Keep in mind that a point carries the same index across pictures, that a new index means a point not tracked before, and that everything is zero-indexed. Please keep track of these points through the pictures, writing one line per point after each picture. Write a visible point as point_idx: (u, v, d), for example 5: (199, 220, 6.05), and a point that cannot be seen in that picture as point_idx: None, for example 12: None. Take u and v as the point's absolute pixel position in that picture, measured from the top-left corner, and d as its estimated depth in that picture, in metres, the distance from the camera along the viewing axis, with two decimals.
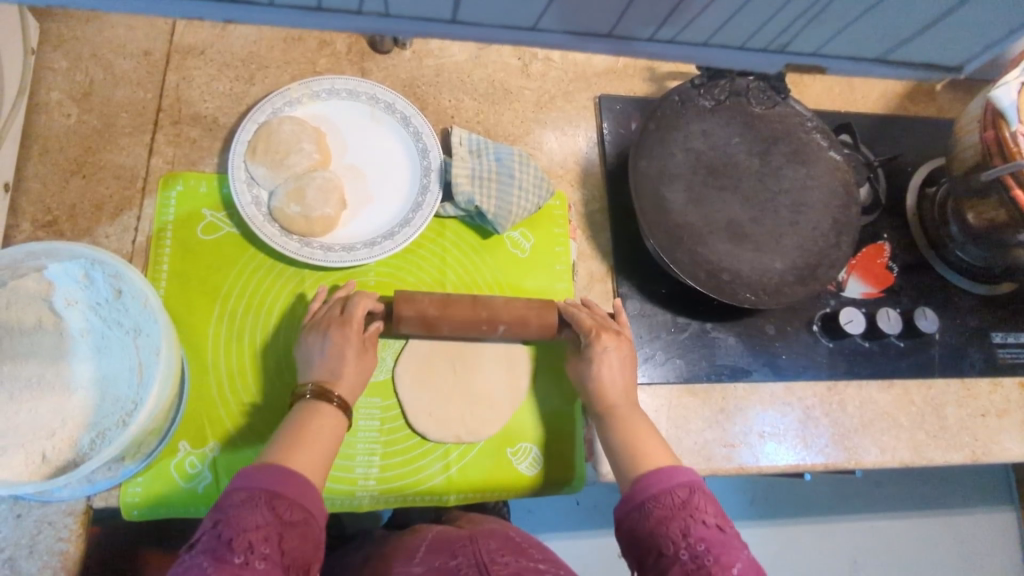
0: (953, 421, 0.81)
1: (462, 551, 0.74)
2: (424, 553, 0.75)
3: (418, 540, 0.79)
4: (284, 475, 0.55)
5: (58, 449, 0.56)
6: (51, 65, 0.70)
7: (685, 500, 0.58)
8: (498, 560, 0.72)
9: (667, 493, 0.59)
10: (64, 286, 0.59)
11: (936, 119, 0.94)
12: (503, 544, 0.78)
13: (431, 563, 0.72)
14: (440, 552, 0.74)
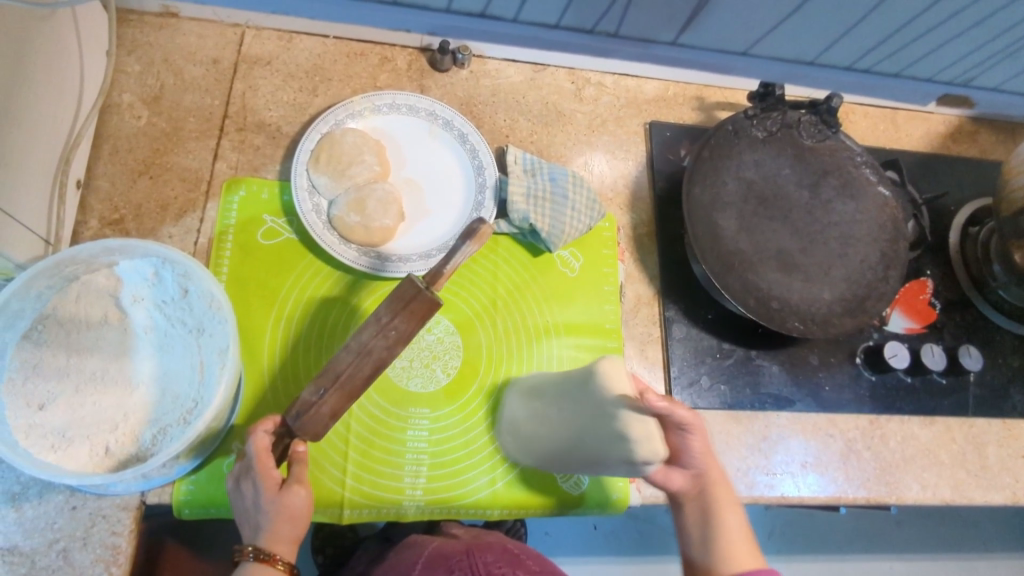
0: (994, 461, 0.80)
1: (459, 566, 0.72)
2: (421, 568, 0.73)
3: (417, 555, 0.76)
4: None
5: (121, 442, 0.57)
6: (124, 68, 0.73)
7: None
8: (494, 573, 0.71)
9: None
10: (132, 283, 0.60)
11: (977, 159, 0.96)
12: (500, 556, 0.76)
13: None
14: (437, 571, 0.72)
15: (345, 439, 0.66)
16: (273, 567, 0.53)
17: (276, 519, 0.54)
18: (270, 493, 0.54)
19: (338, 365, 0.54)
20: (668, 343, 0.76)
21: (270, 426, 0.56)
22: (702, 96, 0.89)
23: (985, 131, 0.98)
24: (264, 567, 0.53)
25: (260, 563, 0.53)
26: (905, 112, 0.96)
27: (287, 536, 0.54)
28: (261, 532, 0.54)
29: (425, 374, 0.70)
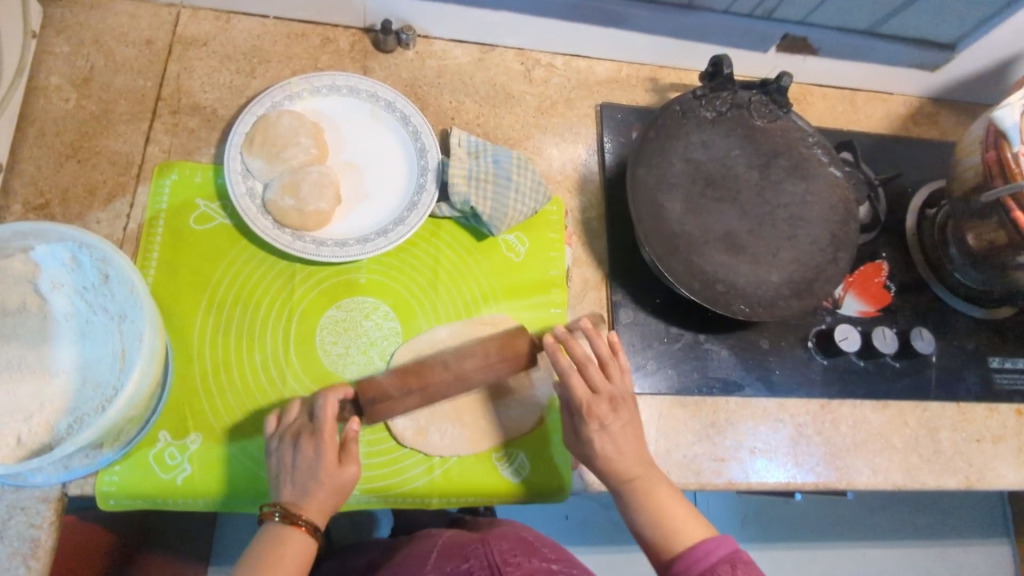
0: (947, 445, 0.80)
1: (474, 555, 0.68)
2: (436, 557, 0.70)
3: None
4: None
5: (34, 431, 0.55)
6: (52, 50, 0.71)
7: None
8: (511, 561, 0.67)
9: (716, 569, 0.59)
10: (50, 268, 0.59)
11: (938, 141, 0.94)
12: (515, 544, 0.71)
13: (444, 568, 0.67)
14: (453, 558, 0.68)
15: None
16: (297, 527, 0.57)
17: (322, 486, 0.58)
18: (330, 466, 0.59)
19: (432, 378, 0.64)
20: (614, 328, 0.75)
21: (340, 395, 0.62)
22: (656, 78, 0.88)
23: (946, 113, 0.97)
24: (294, 528, 0.57)
25: (290, 525, 0.57)
26: (865, 94, 0.95)
27: (321, 502, 0.59)
28: (300, 495, 0.58)
29: (362, 360, 0.69)
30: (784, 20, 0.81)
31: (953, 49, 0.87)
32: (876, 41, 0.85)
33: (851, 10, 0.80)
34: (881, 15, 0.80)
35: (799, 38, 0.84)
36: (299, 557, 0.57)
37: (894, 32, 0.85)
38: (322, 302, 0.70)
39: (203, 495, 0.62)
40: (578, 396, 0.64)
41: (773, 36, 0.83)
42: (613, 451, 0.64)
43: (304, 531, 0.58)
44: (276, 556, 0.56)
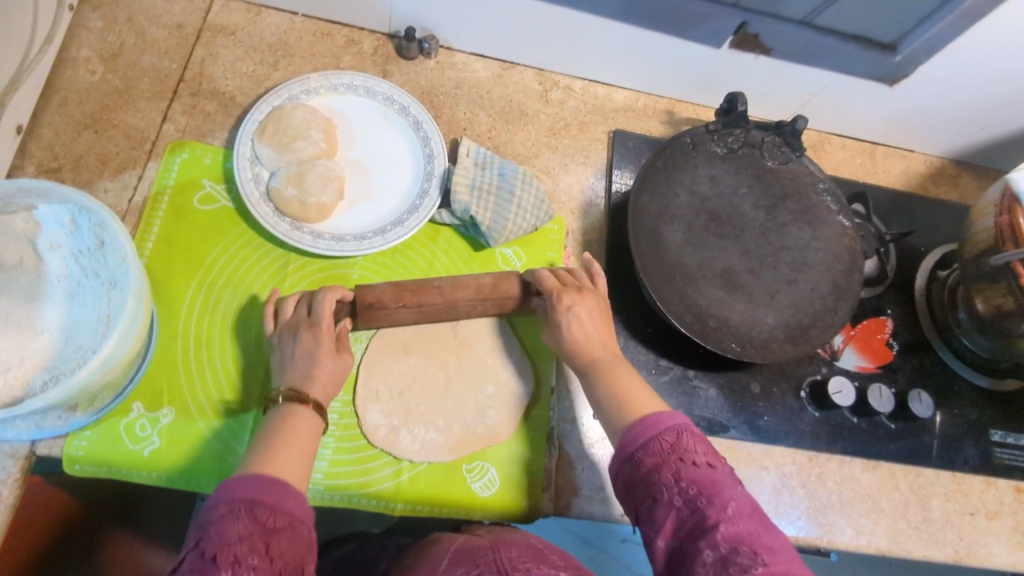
0: (939, 514, 0.76)
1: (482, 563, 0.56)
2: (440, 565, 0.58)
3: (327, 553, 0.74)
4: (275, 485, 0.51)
5: (10, 385, 0.56)
6: (86, 24, 0.73)
7: (674, 444, 0.55)
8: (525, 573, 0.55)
9: (657, 439, 0.56)
10: (50, 229, 0.60)
11: (956, 203, 0.93)
12: (525, 551, 0.60)
13: None
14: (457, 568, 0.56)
15: (251, 412, 0.65)
16: (306, 407, 0.59)
17: (323, 374, 0.60)
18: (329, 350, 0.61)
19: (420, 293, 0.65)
20: None
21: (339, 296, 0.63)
22: (673, 111, 0.88)
23: (967, 176, 0.95)
24: (301, 407, 0.58)
25: (296, 404, 0.59)
26: (884, 149, 0.94)
27: (321, 383, 0.60)
28: (303, 377, 0.60)
29: None
30: (716, 3, 0.71)
31: (896, 50, 0.76)
32: (812, 35, 0.74)
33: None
34: (815, 4, 0.70)
35: (749, 34, 0.75)
36: (309, 435, 0.58)
37: (835, 24, 0.73)
38: None
39: (168, 471, 0.62)
40: (546, 285, 0.66)
41: (725, 29, 0.74)
42: (581, 336, 0.64)
43: (311, 409, 0.59)
44: (287, 429, 0.57)
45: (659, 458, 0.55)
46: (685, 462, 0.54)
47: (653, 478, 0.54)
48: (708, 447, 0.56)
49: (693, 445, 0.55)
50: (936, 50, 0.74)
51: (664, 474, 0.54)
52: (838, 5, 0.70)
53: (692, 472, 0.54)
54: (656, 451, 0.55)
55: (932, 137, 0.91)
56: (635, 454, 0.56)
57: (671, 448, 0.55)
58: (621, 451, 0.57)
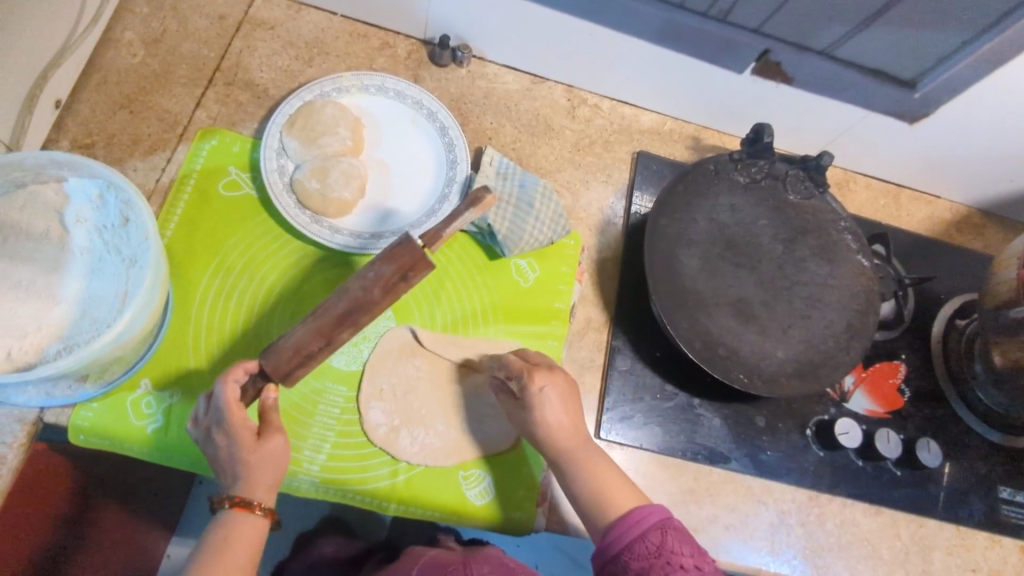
0: (939, 567, 0.75)
1: None
2: None
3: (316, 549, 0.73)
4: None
5: (25, 350, 0.57)
6: (132, 8, 0.75)
7: (659, 547, 0.57)
8: None
9: (642, 541, 0.57)
10: (78, 203, 0.61)
11: (980, 253, 0.91)
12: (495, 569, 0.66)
13: None
14: None
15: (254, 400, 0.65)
16: (254, 513, 0.57)
17: (260, 465, 0.57)
18: (248, 444, 0.57)
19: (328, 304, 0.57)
20: (609, 373, 0.74)
21: (239, 375, 0.58)
22: (699, 137, 0.88)
23: (993, 227, 0.94)
24: (245, 512, 0.57)
25: (237, 510, 0.57)
26: (910, 192, 0.93)
27: (264, 484, 0.58)
28: (239, 481, 0.57)
29: (350, 352, 0.69)
30: (742, 27, 0.72)
31: (915, 88, 0.76)
32: (830, 65, 0.75)
33: (809, 22, 0.70)
34: (837, 34, 0.71)
35: (772, 61, 0.75)
36: (252, 536, 0.57)
37: (854, 56, 0.74)
38: (325, 287, 0.70)
39: (168, 450, 0.62)
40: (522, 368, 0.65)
41: (738, 55, 0.75)
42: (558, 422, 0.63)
43: (257, 513, 0.57)
44: (226, 536, 0.56)
45: (645, 562, 0.56)
46: (673, 566, 0.55)
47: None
48: (693, 546, 0.57)
49: (678, 546, 0.57)
50: (956, 91, 0.75)
51: None
52: (857, 36, 0.71)
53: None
54: (641, 554, 0.57)
55: (959, 183, 0.90)
56: (620, 554, 0.58)
57: (657, 551, 0.57)
58: (605, 551, 0.58)
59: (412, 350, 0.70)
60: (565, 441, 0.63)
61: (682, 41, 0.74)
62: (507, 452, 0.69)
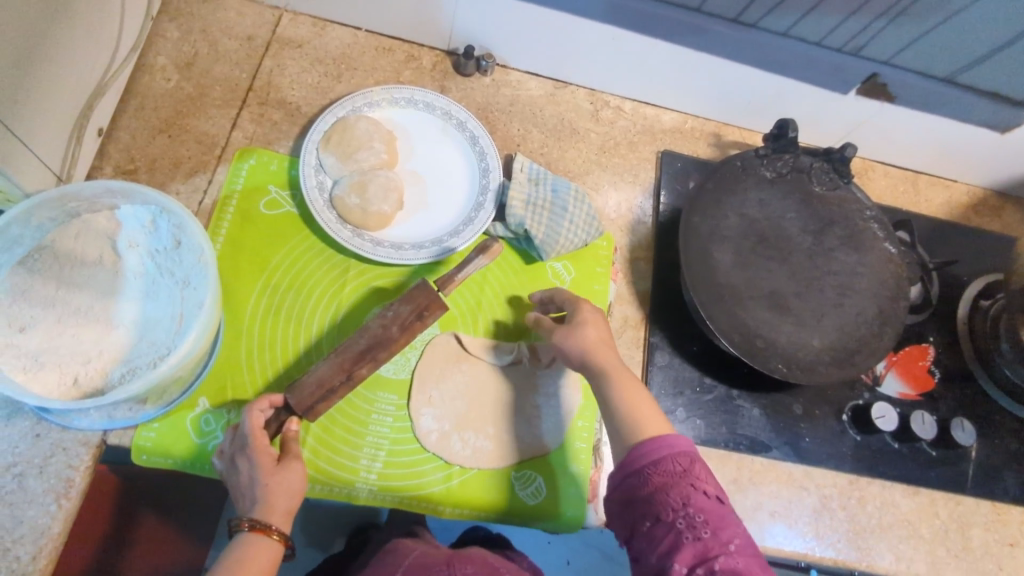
0: (978, 543, 0.77)
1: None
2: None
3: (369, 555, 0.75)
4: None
5: (90, 376, 0.58)
6: (163, 33, 0.77)
7: (686, 470, 0.57)
8: None
9: (670, 460, 0.57)
10: (130, 228, 0.63)
11: (998, 234, 0.93)
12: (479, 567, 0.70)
13: None
14: None
15: None
16: (271, 538, 0.56)
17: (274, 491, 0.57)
18: (268, 467, 0.58)
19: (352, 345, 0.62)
20: (649, 369, 0.75)
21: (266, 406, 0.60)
22: (720, 134, 0.90)
23: (1010, 208, 0.96)
24: (262, 537, 0.56)
25: (255, 534, 0.56)
26: (928, 177, 0.95)
27: (280, 508, 0.57)
28: (256, 503, 0.57)
29: (398, 361, 0.70)
30: (872, 59, 0.76)
31: None
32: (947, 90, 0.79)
33: (938, 55, 0.74)
34: (960, 66, 0.75)
35: (879, 83, 0.79)
36: (267, 562, 0.55)
37: (973, 82, 0.78)
38: (369, 299, 0.72)
39: None
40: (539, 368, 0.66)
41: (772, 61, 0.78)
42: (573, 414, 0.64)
43: (273, 538, 0.56)
44: (241, 559, 0.54)
45: (669, 477, 0.56)
46: (696, 489, 0.56)
47: (656, 498, 0.56)
48: (717, 483, 0.58)
49: (704, 475, 0.57)
50: None
51: (673, 496, 0.55)
52: (976, 69, 0.75)
53: (700, 501, 0.55)
54: (667, 470, 0.57)
55: (976, 167, 0.92)
56: (646, 466, 0.57)
57: (683, 471, 0.57)
58: (626, 464, 0.58)
59: (457, 355, 0.71)
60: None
61: (799, 69, 0.78)
62: (556, 452, 0.71)
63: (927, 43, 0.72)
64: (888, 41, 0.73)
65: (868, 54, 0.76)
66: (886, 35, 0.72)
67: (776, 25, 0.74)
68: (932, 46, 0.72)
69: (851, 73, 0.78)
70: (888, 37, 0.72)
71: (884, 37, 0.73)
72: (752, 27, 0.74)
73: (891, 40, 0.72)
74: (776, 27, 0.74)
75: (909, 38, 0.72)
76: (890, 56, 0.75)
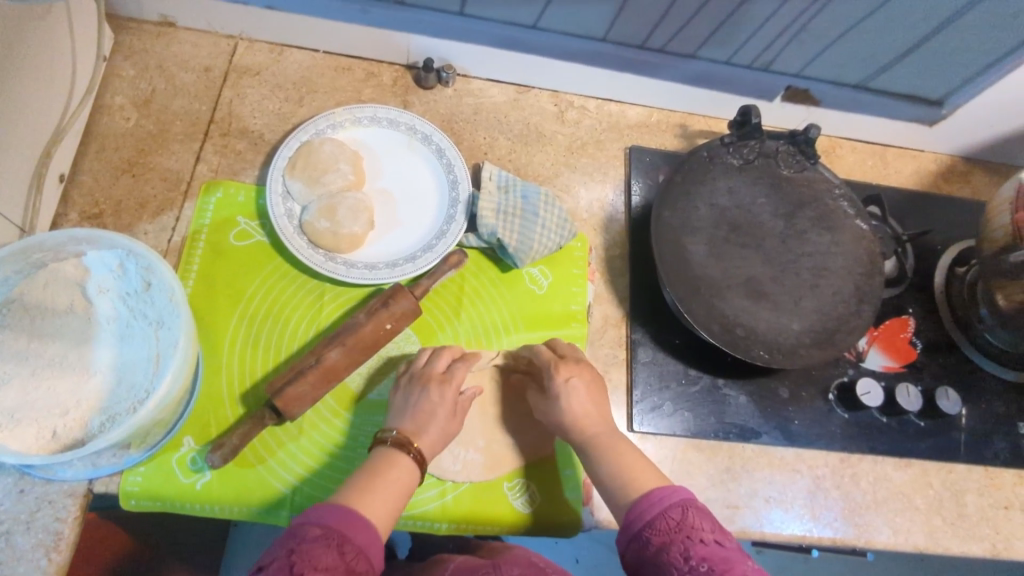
0: (974, 509, 0.77)
1: None
2: None
3: None
4: (350, 516, 0.55)
5: (69, 427, 0.58)
6: (119, 72, 0.76)
7: (679, 521, 0.58)
8: None
9: (663, 515, 0.58)
10: (99, 274, 0.62)
11: (969, 199, 0.94)
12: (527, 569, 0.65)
13: None
14: None
15: (296, 441, 0.67)
16: (407, 455, 0.61)
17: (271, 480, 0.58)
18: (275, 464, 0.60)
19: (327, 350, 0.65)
20: (633, 367, 0.76)
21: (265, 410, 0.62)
22: (686, 124, 0.90)
23: (979, 172, 0.97)
24: (401, 453, 0.61)
25: (397, 449, 0.62)
26: (895, 149, 0.95)
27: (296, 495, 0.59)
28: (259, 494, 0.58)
29: (382, 382, 0.71)
30: (782, 70, 0.84)
31: (942, 105, 0.89)
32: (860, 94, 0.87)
33: (844, 64, 0.82)
34: (871, 71, 0.84)
35: (800, 89, 0.86)
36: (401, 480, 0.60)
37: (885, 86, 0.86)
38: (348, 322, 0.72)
39: (219, 503, 0.63)
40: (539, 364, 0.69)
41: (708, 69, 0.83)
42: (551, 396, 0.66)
43: (410, 458, 0.62)
44: (382, 469, 0.60)
45: (666, 537, 0.57)
46: (694, 539, 0.57)
47: (661, 557, 0.56)
48: (714, 523, 0.58)
49: (698, 521, 0.58)
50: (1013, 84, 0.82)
51: (674, 552, 0.56)
52: (889, 71, 0.83)
53: (701, 549, 0.56)
54: (662, 529, 0.58)
55: (941, 135, 0.93)
56: (641, 531, 0.58)
57: (676, 526, 0.58)
58: (628, 529, 0.59)
59: None
60: (593, 426, 0.66)
61: (719, 84, 0.85)
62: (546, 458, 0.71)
63: (831, 51, 0.80)
64: (797, 53, 0.81)
65: (778, 67, 0.84)
66: (791, 47, 0.80)
67: (689, 49, 0.82)
68: (837, 54, 0.81)
69: (768, 87, 0.86)
70: (795, 47, 0.80)
71: (791, 50, 0.80)
72: (668, 52, 0.82)
73: (801, 49, 0.80)
74: (690, 51, 0.82)
75: (816, 49, 0.80)
76: (804, 66, 0.83)
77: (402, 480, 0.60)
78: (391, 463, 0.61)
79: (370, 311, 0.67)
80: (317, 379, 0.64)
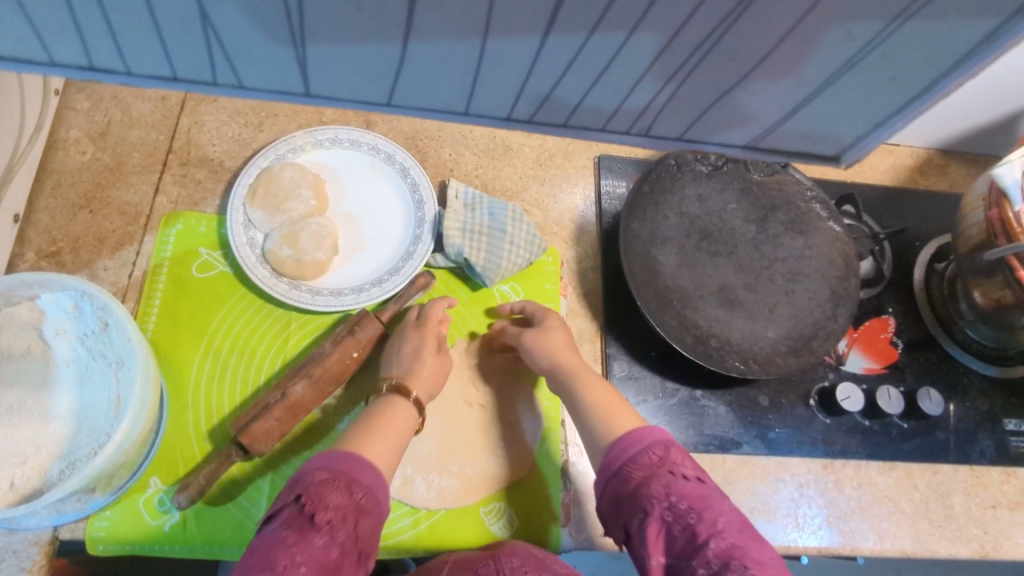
0: (960, 511, 0.76)
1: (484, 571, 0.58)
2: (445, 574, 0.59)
3: None
4: (350, 458, 0.56)
5: (28, 476, 0.57)
6: (73, 105, 0.74)
7: (660, 460, 0.57)
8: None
9: (645, 454, 0.58)
10: (54, 316, 0.61)
11: (947, 193, 0.93)
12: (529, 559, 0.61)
13: None
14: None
15: (266, 477, 0.65)
16: (406, 401, 0.64)
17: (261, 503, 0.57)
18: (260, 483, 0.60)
19: (290, 387, 0.63)
20: (608, 382, 0.74)
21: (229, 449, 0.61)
22: None
23: (956, 165, 0.95)
24: (399, 398, 0.64)
25: (395, 394, 0.64)
26: None
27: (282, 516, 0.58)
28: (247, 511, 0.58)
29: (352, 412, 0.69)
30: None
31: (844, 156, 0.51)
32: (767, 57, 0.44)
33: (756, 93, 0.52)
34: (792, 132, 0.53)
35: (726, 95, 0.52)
36: (402, 423, 0.62)
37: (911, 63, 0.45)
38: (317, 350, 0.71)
39: (190, 543, 0.62)
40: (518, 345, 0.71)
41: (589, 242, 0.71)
42: None
43: (408, 403, 0.64)
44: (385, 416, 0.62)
45: (648, 472, 0.56)
46: (675, 475, 0.56)
47: (643, 493, 0.55)
48: (693, 462, 0.58)
49: (678, 459, 0.57)
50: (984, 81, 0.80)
51: (655, 487, 0.55)
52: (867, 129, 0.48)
53: (681, 486, 0.55)
54: (644, 466, 0.57)
55: (917, 131, 0.91)
56: (624, 470, 0.57)
57: (659, 461, 0.57)
58: (611, 468, 0.58)
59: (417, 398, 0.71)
60: None
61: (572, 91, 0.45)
62: (523, 477, 0.70)
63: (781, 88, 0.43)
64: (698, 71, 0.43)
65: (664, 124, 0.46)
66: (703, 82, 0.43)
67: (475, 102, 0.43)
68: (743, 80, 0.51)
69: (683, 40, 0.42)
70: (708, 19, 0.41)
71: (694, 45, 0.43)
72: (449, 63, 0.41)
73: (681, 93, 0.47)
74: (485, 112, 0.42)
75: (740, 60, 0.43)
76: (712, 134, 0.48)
77: (400, 422, 0.62)
78: (389, 407, 0.63)
79: (336, 339, 0.66)
80: (283, 413, 0.63)
